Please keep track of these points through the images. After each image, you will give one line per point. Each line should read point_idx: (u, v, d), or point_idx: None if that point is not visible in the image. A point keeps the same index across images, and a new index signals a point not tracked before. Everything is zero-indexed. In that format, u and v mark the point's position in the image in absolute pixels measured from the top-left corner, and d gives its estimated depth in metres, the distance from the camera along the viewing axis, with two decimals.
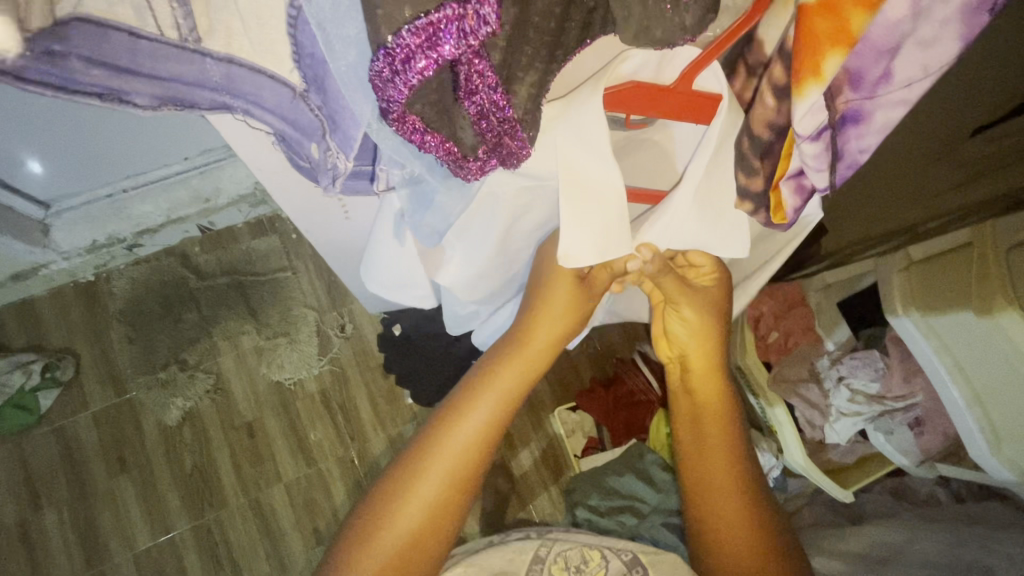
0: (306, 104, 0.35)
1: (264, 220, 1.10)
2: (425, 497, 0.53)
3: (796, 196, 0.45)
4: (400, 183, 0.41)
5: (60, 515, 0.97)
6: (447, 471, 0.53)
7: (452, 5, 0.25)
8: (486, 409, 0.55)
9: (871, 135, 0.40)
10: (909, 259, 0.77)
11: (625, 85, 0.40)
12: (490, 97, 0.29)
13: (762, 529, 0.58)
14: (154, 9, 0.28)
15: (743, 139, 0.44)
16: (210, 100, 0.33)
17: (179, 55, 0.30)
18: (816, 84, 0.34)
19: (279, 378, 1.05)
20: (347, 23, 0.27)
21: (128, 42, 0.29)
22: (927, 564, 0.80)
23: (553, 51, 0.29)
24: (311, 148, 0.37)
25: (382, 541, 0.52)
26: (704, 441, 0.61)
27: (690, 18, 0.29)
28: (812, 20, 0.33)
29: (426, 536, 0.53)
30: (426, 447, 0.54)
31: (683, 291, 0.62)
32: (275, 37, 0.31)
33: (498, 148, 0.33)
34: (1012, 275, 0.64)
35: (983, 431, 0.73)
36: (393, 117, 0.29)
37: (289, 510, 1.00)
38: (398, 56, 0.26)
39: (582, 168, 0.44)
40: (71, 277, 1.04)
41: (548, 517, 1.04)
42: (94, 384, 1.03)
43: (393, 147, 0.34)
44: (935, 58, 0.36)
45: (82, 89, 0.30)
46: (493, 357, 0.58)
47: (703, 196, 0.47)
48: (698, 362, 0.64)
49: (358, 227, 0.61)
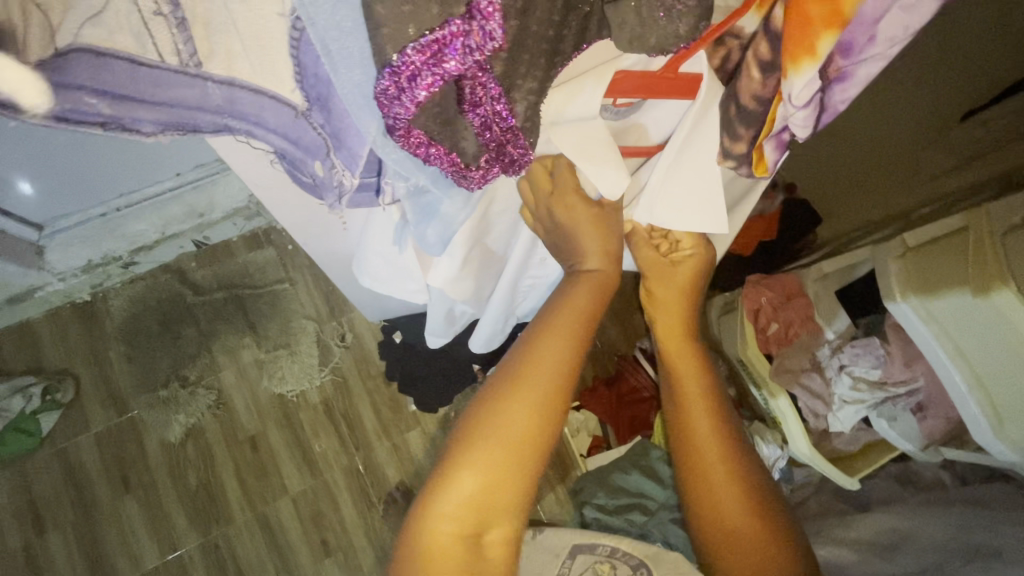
0: (308, 123, 0.34)
1: (259, 233, 1.09)
2: (521, 415, 0.52)
3: (778, 150, 0.45)
4: (404, 195, 0.40)
5: (66, 539, 0.96)
6: (539, 389, 0.53)
7: (457, 21, 0.25)
8: (568, 329, 0.55)
9: (853, 87, 0.40)
10: (905, 246, 0.77)
11: (618, 76, 0.40)
12: (492, 108, 0.29)
13: (755, 487, 0.59)
14: (154, 34, 0.28)
15: (730, 105, 0.42)
16: (213, 122, 0.32)
17: (180, 79, 0.30)
18: (811, 63, 0.34)
19: (281, 391, 1.04)
20: (349, 42, 0.27)
21: (129, 70, 0.28)
22: (935, 548, 0.80)
23: (553, 57, 0.30)
24: (314, 167, 0.37)
25: (479, 458, 0.51)
26: (690, 403, 0.61)
27: (686, 26, 0.30)
28: (804, 5, 0.32)
29: (525, 454, 0.52)
30: (500, 388, 0.53)
31: (655, 261, 0.62)
32: (276, 56, 0.30)
33: (500, 157, 0.33)
34: (1010, 255, 0.64)
35: (986, 415, 0.73)
36: (399, 134, 0.29)
37: (295, 522, 1.00)
38: (404, 73, 0.26)
39: (584, 150, 0.44)
40: (68, 297, 1.03)
41: (557, 518, 1.04)
42: (95, 405, 1.02)
43: (398, 160, 0.32)
44: (917, 18, 0.37)
45: (82, 119, 0.29)
46: (564, 289, 0.57)
47: (687, 164, 0.48)
48: (664, 326, 0.65)
49: (352, 237, 0.61)
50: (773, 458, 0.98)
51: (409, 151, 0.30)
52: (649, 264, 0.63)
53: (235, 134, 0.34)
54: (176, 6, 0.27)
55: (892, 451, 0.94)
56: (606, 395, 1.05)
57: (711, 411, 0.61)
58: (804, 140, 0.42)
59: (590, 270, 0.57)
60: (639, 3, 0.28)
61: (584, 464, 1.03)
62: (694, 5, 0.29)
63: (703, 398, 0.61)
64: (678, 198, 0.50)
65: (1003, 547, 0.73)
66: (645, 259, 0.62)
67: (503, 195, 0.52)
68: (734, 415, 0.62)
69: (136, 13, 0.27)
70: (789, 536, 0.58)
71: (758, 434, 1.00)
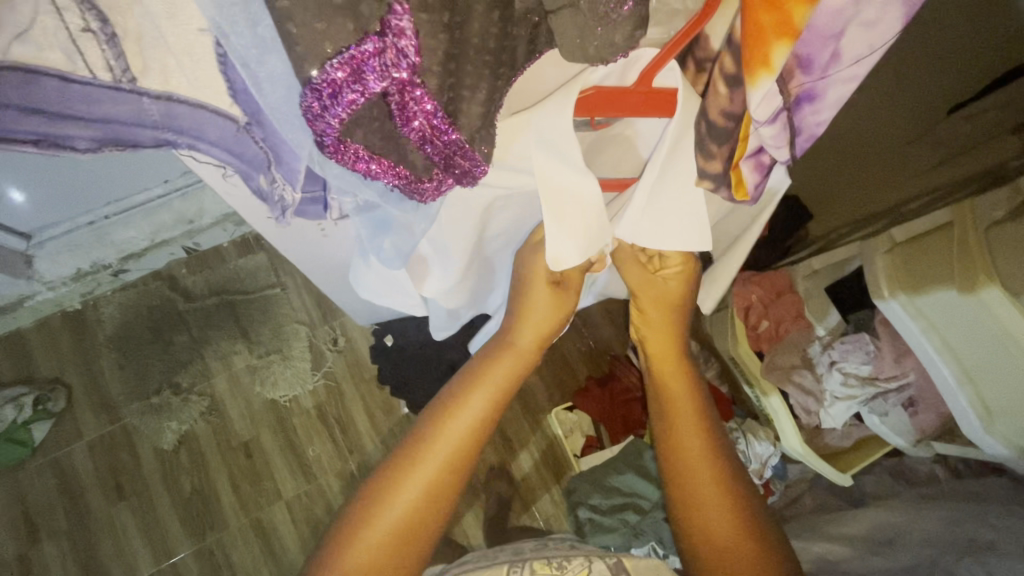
0: (251, 137, 0.35)
1: (250, 238, 1.09)
2: (422, 485, 0.53)
3: (756, 172, 0.47)
4: (352, 210, 0.43)
5: (60, 548, 0.96)
6: (446, 459, 0.53)
7: (372, 39, 0.25)
8: (486, 395, 0.55)
9: (826, 109, 0.40)
10: (893, 241, 0.80)
11: (588, 91, 0.40)
12: (429, 121, 0.29)
13: (741, 507, 0.58)
14: (83, 53, 0.28)
15: (700, 124, 0.43)
16: (153, 138, 0.34)
17: (113, 96, 0.31)
18: (767, 75, 0.34)
19: (273, 396, 1.04)
20: (271, 59, 0.28)
21: (60, 87, 0.29)
22: (928, 542, 0.80)
23: (497, 69, 0.30)
24: (259, 180, 0.38)
25: (367, 535, 0.51)
26: (680, 426, 0.61)
27: (621, 35, 0.29)
28: (757, 15, 0.32)
29: (413, 531, 0.53)
30: (412, 453, 0.53)
31: (645, 281, 0.62)
32: (210, 72, 0.31)
33: (450, 168, 0.33)
34: (995, 254, 0.63)
35: (974, 408, 0.73)
36: (331, 148, 0.29)
37: (290, 528, 1.00)
38: (325, 90, 0.25)
39: (553, 177, 0.44)
40: (58, 306, 1.03)
41: (552, 519, 1.03)
42: (87, 414, 1.02)
43: (338, 176, 0.34)
44: (880, 36, 0.36)
45: (16, 137, 0.30)
46: (487, 355, 0.58)
47: (666, 187, 0.48)
48: (657, 350, 0.65)
49: (340, 245, 0.60)
50: (765, 455, 0.96)
51: (348, 164, 0.30)
52: (641, 287, 0.62)
53: (177, 148, 0.35)
54: (104, 21, 0.27)
55: (885, 445, 0.94)
56: (600, 396, 1.04)
57: (701, 431, 0.60)
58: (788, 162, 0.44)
59: (514, 346, 0.58)
60: (575, 14, 0.28)
61: (578, 464, 1.03)
62: (628, 15, 0.29)
63: (694, 422, 0.61)
64: (657, 216, 0.50)
65: (996, 540, 0.73)
66: (636, 280, 0.62)
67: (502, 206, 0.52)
68: (723, 436, 0.62)
69: (64, 29, 0.27)
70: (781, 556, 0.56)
71: (751, 431, 0.98)
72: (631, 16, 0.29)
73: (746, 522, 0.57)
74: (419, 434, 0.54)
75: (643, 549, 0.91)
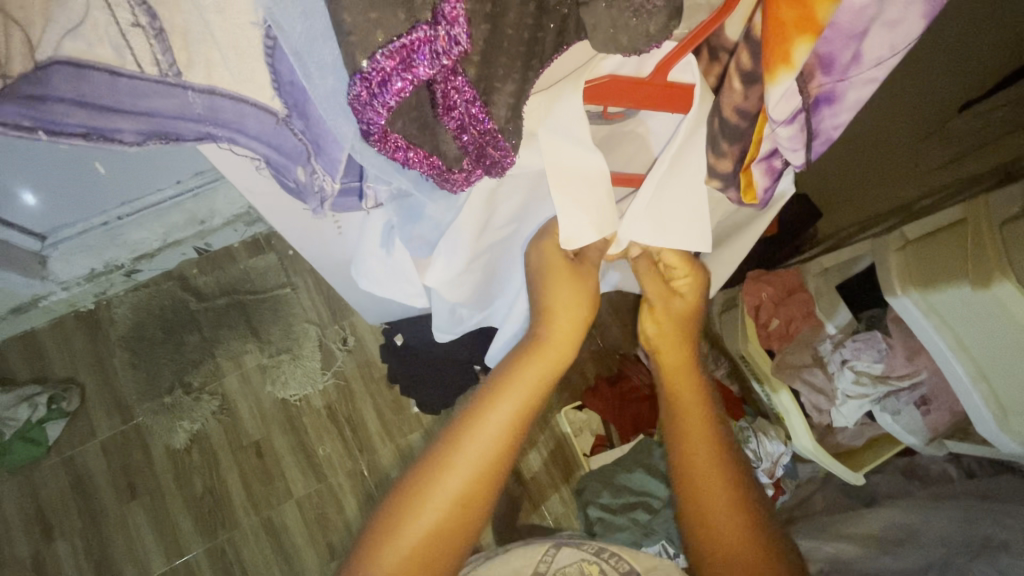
0: (289, 129, 0.36)
1: (260, 238, 1.10)
2: (445, 499, 0.52)
3: (767, 176, 0.46)
4: (387, 198, 0.43)
5: (74, 546, 0.97)
6: (474, 471, 0.53)
7: (422, 27, 0.25)
8: (512, 404, 0.55)
9: (845, 112, 0.40)
10: (905, 239, 0.76)
11: (602, 79, 0.41)
12: (467, 110, 0.30)
13: (752, 513, 0.56)
14: (132, 47, 0.29)
15: (715, 119, 0.44)
16: (195, 131, 0.34)
17: (161, 89, 0.31)
18: (787, 71, 0.34)
19: (283, 395, 1.05)
20: (323, 50, 0.28)
21: (110, 80, 0.30)
22: (942, 541, 0.80)
23: (529, 60, 0.30)
24: (297, 172, 0.39)
25: (391, 552, 0.51)
26: (691, 430, 0.59)
27: (656, 25, 0.29)
28: (778, 9, 0.33)
29: (437, 548, 0.52)
30: (431, 468, 0.53)
31: (656, 288, 0.66)
32: (254, 66, 0.32)
33: (483, 159, 0.34)
34: (1010, 245, 0.62)
35: (989, 405, 0.73)
36: (375, 139, 0.29)
37: (301, 527, 1.00)
38: (374, 79, 0.26)
39: (571, 163, 0.45)
40: (72, 306, 1.04)
41: (562, 518, 1.03)
42: (100, 413, 1.02)
43: (376, 164, 0.34)
44: (902, 36, 0.36)
45: (65, 130, 0.31)
46: (514, 360, 0.57)
47: (676, 182, 0.48)
48: (667, 351, 0.65)
49: (350, 241, 0.61)
50: (778, 454, 0.96)
51: (387, 155, 0.30)
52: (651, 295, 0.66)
53: (218, 141, 0.36)
54: (153, 17, 0.28)
55: (896, 445, 0.94)
56: (609, 394, 1.04)
57: (709, 431, 0.59)
58: (801, 168, 0.43)
59: (543, 343, 0.58)
60: (609, 5, 0.29)
61: (588, 463, 1.02)
62: (663, 5, 0.29)
63: (707, 424, 0.60)
64: (668, 212, 0.50)
65: (1010, 539, 0.73)
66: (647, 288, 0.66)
67: (507, 194, 0.53)
68: (732, 436, 0.61)
69: (114, 24, 0.28)
70: (784, 553, 0.55)
71: (762, 430, 0.98)
72: (667, 6, 0.29)
73: (751, 523, 0.56)
74: (437, 448, 0.54)
75: (654, 548, 0.92)
